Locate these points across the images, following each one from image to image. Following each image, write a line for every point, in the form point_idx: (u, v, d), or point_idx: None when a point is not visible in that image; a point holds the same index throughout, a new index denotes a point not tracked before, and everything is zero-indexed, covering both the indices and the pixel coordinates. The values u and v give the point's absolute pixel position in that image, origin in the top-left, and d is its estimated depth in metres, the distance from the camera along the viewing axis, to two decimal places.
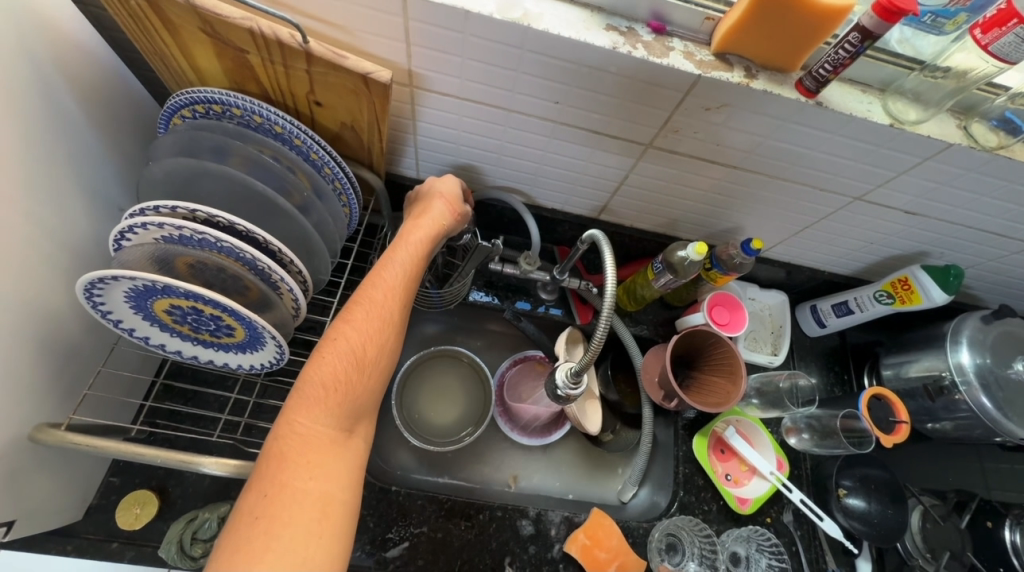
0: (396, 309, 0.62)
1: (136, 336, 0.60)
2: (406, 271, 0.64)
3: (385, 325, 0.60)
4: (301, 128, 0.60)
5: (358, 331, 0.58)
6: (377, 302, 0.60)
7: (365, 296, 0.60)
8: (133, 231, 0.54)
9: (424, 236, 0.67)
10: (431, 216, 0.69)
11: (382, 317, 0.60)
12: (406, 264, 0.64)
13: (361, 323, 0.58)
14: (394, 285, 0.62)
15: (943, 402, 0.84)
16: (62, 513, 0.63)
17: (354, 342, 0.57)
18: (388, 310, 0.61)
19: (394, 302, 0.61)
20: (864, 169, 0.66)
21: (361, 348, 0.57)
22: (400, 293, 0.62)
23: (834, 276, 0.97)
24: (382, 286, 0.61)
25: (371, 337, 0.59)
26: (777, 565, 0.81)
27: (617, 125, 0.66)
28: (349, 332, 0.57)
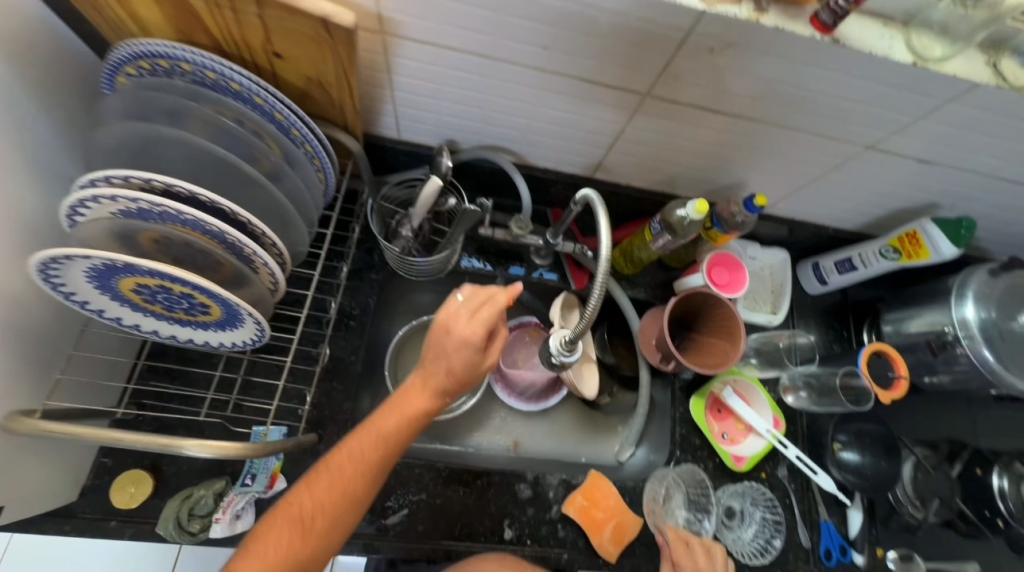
0: (381, 467, 0.55)
1: (106, 317, 0.57)
2: (405, 441, 0.57)
3: (363, 488, 0.54)
4: (262, 85, 0.53)
5: (334, 487, 0.52)
6: (369, 447, 0.54)
7: (359, 439, 0.54)
8: (86, 205, 0.48)
9: (446, 374, 0.58)
10: (452, 351, 0.56)
11: (364, 474, 0.54)
12: (411, 407, 0.57)
13: (339, 475, 0.53)
14: (391, 432, 0.56)
15: (945, 356, 0.83)
16: (55, 496, 0.62)
17: (321, 501, 0.52)
18: (371, 471, 0.54)
19: (385, 450, 0.55)
20: (879, 114, 0.61)
21: (330, 503, 0.52)
22: (391, 458, 0.56)
23: (838, 232, 0.93)
24: (380, 436, 0.55)
25: (341, 497, 0.53)
26: (771, 518, 0.84)
27: (613, 72, 0.60)
28: (324, 486, 0.53)
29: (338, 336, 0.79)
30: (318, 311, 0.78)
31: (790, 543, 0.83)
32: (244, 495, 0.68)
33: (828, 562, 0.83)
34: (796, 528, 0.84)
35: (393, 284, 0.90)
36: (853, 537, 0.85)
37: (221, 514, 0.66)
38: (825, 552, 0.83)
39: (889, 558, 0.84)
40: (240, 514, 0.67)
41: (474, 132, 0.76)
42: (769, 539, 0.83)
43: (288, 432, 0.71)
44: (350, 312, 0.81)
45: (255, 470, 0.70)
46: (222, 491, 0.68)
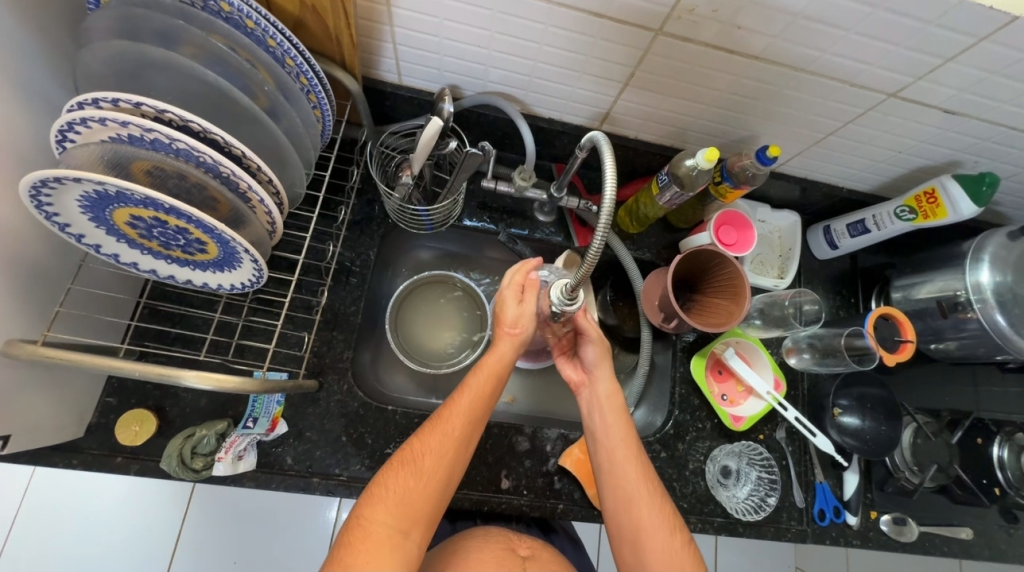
0: (480, 415, 0.61)
1: (103, 253, 0.57)
2: (495, 389, 0.62)
3: (469, 434, 0.60)
4: (252, 6, 0.51)
5: (443, 435, 0.58)
6: (464, 405, 0.60)
7: (457, 394, 0.61)
8: (75, 129, 0.48)
9: (512, 340, 0.64)
10: (512, 314, 0.64)
11: (468, 421, 0.60)
12: (492, 364, 0.63)
13: (446, 425, 0.59)
14: (480, 389, 0.61)
15: (954, 320, 0.81)
16: (62, 430, 0.63)
17: (431, 446, 0.58)
18: (470, 420, 0.60)
19: (475, 406, 0.60)
20: (905, 55, 0.58)
21: (440, 450, 0.58)
22: (487, 406, 0.61)
23: (854, 194, 0.90)
24: (474, 387, 0.61)
25: (448, 442, 0.59)
26: (766, 477, 0.85)
27: (625, 5, 0.57)
28: (432, 434, 0.59)
29: (339, 287, 0.79)
30: (318, 260, 0.78)
31: (784, 503, 0.84)
32: (246, 436, 0.68)
33: (821, 522, 0.84)
34: (791, 488, 0.85)
35: (394, 237, 0.90)
36: (848, 499, 0.85)
37: (222, 453, 0.66)
38: (818, 512, 0.84)
39: (882, 520, 0.86)
40: (243, 454, 0.67)
41: (479, 76, 0.73)
42: (764, 497, 0.83)
43: (289, 376, 0.72)
44: (351, 266, 0.80)
45: (257, 413, 0.71)
46: (223, 432, 0.69)
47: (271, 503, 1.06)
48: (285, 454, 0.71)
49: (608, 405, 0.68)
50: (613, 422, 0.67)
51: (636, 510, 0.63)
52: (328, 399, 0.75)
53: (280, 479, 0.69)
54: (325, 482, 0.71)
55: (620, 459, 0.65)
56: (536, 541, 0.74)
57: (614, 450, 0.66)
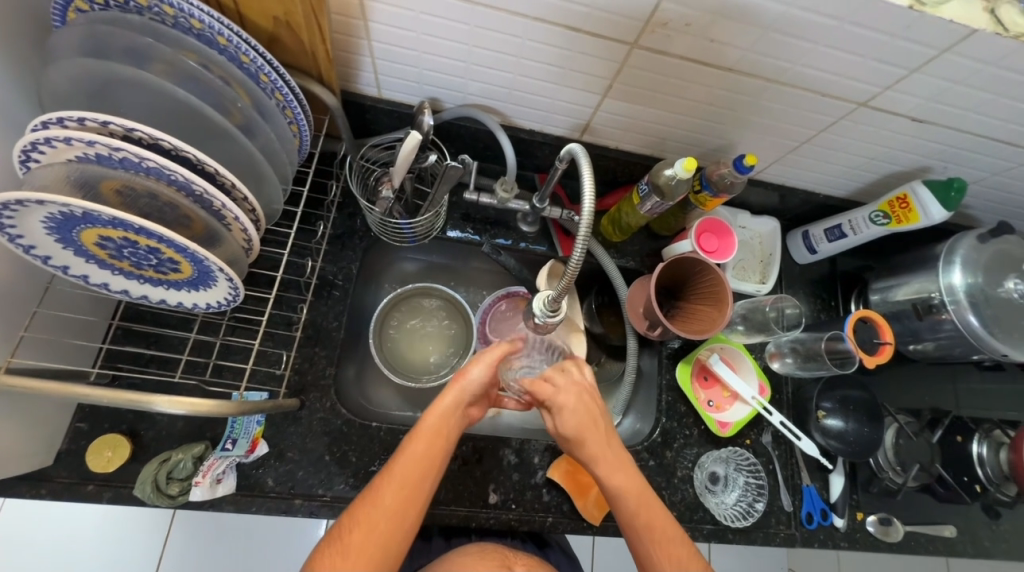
0: (418, 487, 0.55)
1: (72, 275, 0.55)
2: (436, 454, 0.57)
3: (405, 507, 0.54)
4: (225, 23, 0.50)
5: (371, 509, 0.53)
6: (396, 474, 0.55)
7: (393, 460, 0.57)
8: (39, 149, 0.46)
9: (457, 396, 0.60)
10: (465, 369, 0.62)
11: (401, 491, 0.54)
12: (432, 423, 0.58)
13: (377, 496, 0.54)
14: (418, 454, 0.56)
15: (930, 321, 0.83)
16: (28, 459, 0.61)
17: (360, 520, 0.53)
18: (404, 491, 0.55)
19: (409, 474, 0.55)
20: (872, 66, 0.59)
21: (369, 525, 0.53)
22: (426, 474, 0.56)
23: (830, 199, 0.92)
24: (411, 450, 0.57)
25: (379, 516, 0.53)
26: (754, 482, 0.85)
27: (600, 19, 0.57)
28: (362, 508, 0.54)
29: (320, 303, 0.78)
30: (297, 276, 0.77)
31: (773, 507, 0.84)
32: (225, 458, 0.66)
33: (809, 525, 0.85)
34: (778, 492, 0.85)
35: (377, 251, 0.89)
36: (834, 501, 0.86)
37: (200, 477, 0.64)
38: (806, 516, 0.85)
39: (868, 521, 0.87)
40: (221, 477, 0.65)
41: (458, 89, 0.73)
42: (752, 503, 0.84)
43: (269, 396, 0.70)
44: (333, 280, 0.79)
45: (235, 434, 0.68)
46: (200, 455, 0.67)
47: (255, 523, 1.04)
48: (266, 476, 0.69)
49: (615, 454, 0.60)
50: (620, 475, 0.59)
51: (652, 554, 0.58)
52: (310, 417, 0.73)
53: (261, 502, 0.68)
54: (307, 503, 0.69)
55: (634, 507, 0.59)
56: (530, 558, 0.72)
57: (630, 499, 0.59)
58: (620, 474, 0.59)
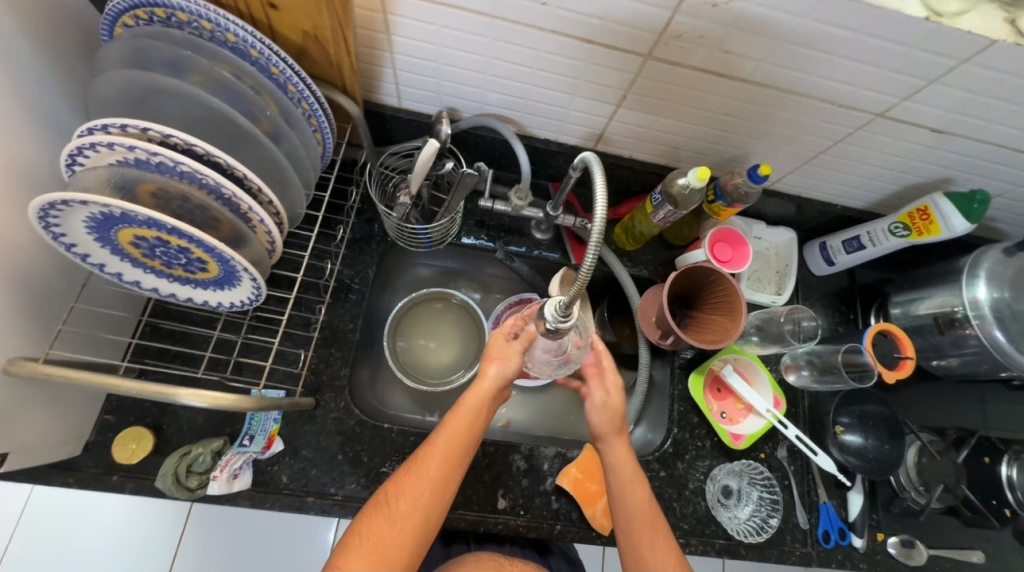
0: (459, 457, 0.59)
1: (108, 273, 0.58)
2: (474, 429, 0.60)
3: (446, 475, 0.58)
4: (257, 37, 0.53)
5: (417, 478, 0.57)
6: (439, 448, 0.58)
7: (435, 433, 0.59)
8: (84, 154, 0.50)
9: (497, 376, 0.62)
10: (497, 350, 0.63)
11: (445, 463, 0.58)
12: (473, 401, 0.60)
13: (421, 467, 0.57)
14: (460, 430, 0.59)
15: (953, 336, 0.80)
16: (58, 448, 0.63)
17: (407, 488, 0.57)
18: (450, 459, 0.58)
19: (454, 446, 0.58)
20: (889, 77, 0.59)
21: (415, 493, 0.56)
22: (466, 446, 0.59)
23: (848, 210, 0.91)
24: (453, 425, 0.59)
25: (424, 483, 0.57)
26: (768, 497, 0.83)
27: (615, 32, 0.59)
28: (408, 475, 0.57)
29: (337, 305, 0.80)
30: (316, 278, 0.79)
31: (788, 525, 0.82)
32: (242, 454, 0.68)
33: (826, 544, 0.82)
34: (794, 509, 0.83)
35: (394, 255, 0.91)
36: (853, 520, 0.84)
37: (219, 471, 0.66)
38: (823, 534, 0.82)
39: (890, 543, 0.84)
40: (238, 473, 0.67)
41: (476, 99, 0.75)
42: (766, 518, 0.82)
43: (286, 394, 0.73)
44: (351, 283, 0.81)
45: (253, 431, 0.71)
46: (219, 450, 0.69)
47: (267, 520, 1.05)
48: (281, 473, 0.71)
49: (624, 468, 0.65)
50: (628, 488, 0.64)
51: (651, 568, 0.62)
52: (325, 416, 0.75)
53: (275, 499, 0.69)
54: (319, 502, 0.70)
55: (639, 521, 0.64)
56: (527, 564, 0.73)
57: (632, 512, 0.64)
58: (625, 488, 0.64)
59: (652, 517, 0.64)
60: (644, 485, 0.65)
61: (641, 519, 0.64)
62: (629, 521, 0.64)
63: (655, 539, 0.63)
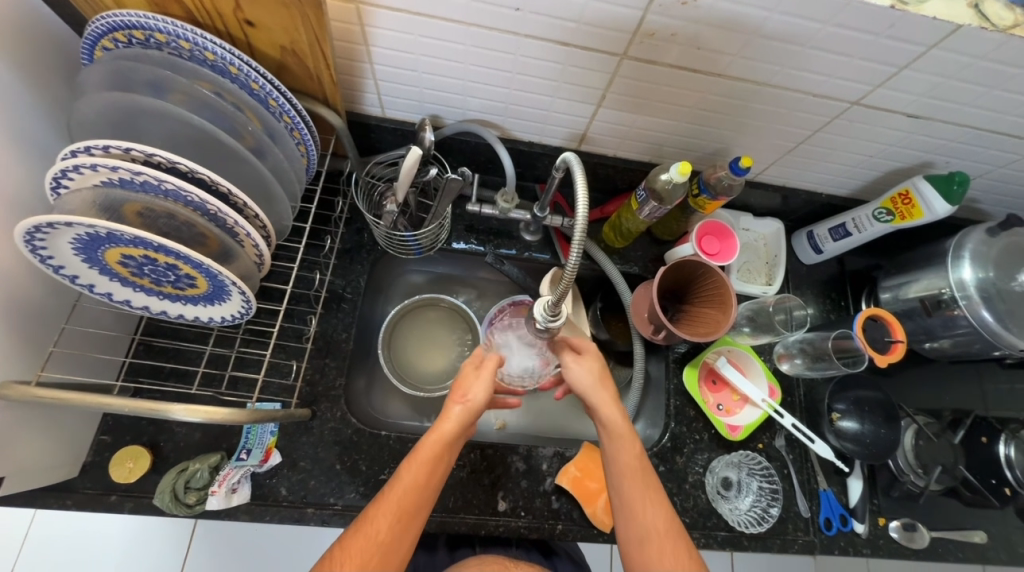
0: (413, 509, 0.57)
1: (97, 293, 0.59)
2: (429, 481, 0.58)
3: (399, 531, 0.56)
4: (237, 54, 0.54)
5: (366, 537, 0.54)
6: (394, 501, 0.56)
7: (389, 485, 0.58)
8: (69, 176, 0.50)
9: (461, 416, 0.61)
10: (465, 386, 0.63)
11: (396, 518, 0.56)
12: (432, 449, 0.59)
13: (370, 524, 0.55)
14: (416, 482, 0.57)
15: (942, 317, 0.81)
16: (56, 470, 0.64)
17: (355, 548, 0.53)
18: (405, 512, 0.56)
19: (410, 498, 0.57)
20: (860, 65, 0.60)
21: (364, 554, 0.53)
22: (421, 499, 0.58)
23: (833, 198, 0.92)
24: (405, 478, 0.57)
25: (372, 544, 0.54)
26: (767, 487, 0.84)
27: (589, 33, 0.60)
28: (378, 512, 0.56)
29: (330, 315, 0.80)
30: (308, 289, 0.80)
31: (789, 514, 0.82)
32: (240, 468, 0.68)
33: (828, 531, 0.82)
34: (794, 498, 0.83)
35: (385, 264, 0.91)
36: (853, 506, 0.84)
37: (216, 487, 0.66)
38: (824, 522, 0.83)
39: (891, 527, 0.84)
40: (236, 487, 0.68)
41: (458, 105, 0.76)
42: (767, 508, 0.82)
43: (282, 406, 0.72)
44: (343, 293, 0.82)
45: (250, 444, 0.70)
46: (217, 465, 0.69)
47: (270, 534, 1.05)
48: (279, 485, 0.71)
49: (616, 423, 0.64)
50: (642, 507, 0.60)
51: (645, 534, 0.59)
52: (322, 427, 0.75)
53: (274, 511, 0.69)
54: (319, 512, 0.70)
55: (627, 467, 0.62)
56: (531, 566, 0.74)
57: (624, 468, 0.62)
58: (618, 443, 0.63)
59: (644, 477, 0.62)
60: (638, 445, 0.63)
61: (632, 478, 0.62)
62: (622, 479, 0.62)
63: (647, 497, 0.61)
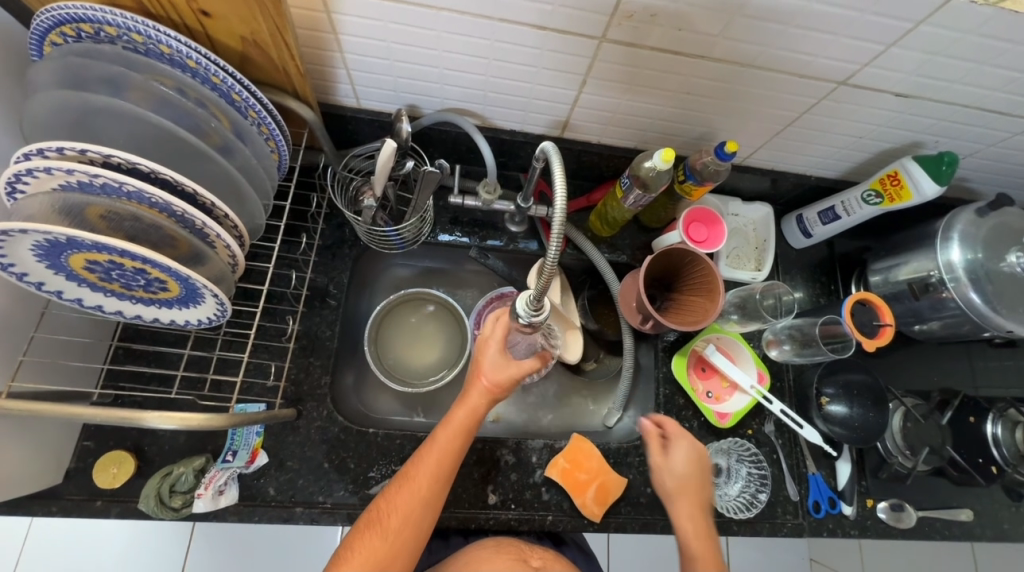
0: (446, 471, 0.61)
1: (66, 299, 0.57)
2: (461, 444, 0.62)
3: (436, 489, 0.60)
4: (194, 47, 0.51)
5: (409, 491, 0.59)
6: (431, 465, 0.60)
7: (425, 447, 0.62)
8: (23, 180, 0.48)
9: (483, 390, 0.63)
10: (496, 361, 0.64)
11: (434, 476, 0.60)
12: (464, 417, 0.63)
13: (412, 483, 0.59)
14: (449, 448, 0.61)
15: (930, 300, 0.80)
16: (37, 478, 0.63)
17: (397, 503, 0.58)
18: (440, 472, 0.60)
19: (446, 462, 0.61)
20: (846, 44, 0.58)
21: (406, 508, 0.58)
22: (453, 462, 0.62)
23: (822, 181, 0.90)
24: (440, 442, 0.61)
25: (414, 499, 0.58)
26: (756, 473, 0.84)
27: (566, 15, 0.57)
28: (400, 492, 0.59)
29: (313, 313, 0.79)
30: (290, 288, 0.78)
31: (778, 498, 0.83)
32: (225, 470, 0.68)
33: (816, 514, 0.83)
34: (784, 482, 0.84)
35: (368, 258, 0.90)
36: (842, 488, 0.84)
37: (203, 489, 0.66)
38: (813, 505, 0.83)
39: (879, 508, 0.85)
40: (223, 489, 0.67)
41: (437, 94, 0.73)
42: (755, 494, 0.83)
43: (266, 407, 0.72)
44: (327, 290, 0.81)
45: (235, 446, 0.70)
46: (202, 468, 0.68)
47: (265, 531, 1.05)
48: (267, 485, 0.70)
49: (695, 541, 0.64)
50: None
51: None
52: (308, 426, 0.74)
53: (263, 511, 0.69)
54: (308, 511, 0.70)
55: None
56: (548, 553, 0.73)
57: None
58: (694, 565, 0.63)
59: None
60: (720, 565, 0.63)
61: None
62: None
63: None
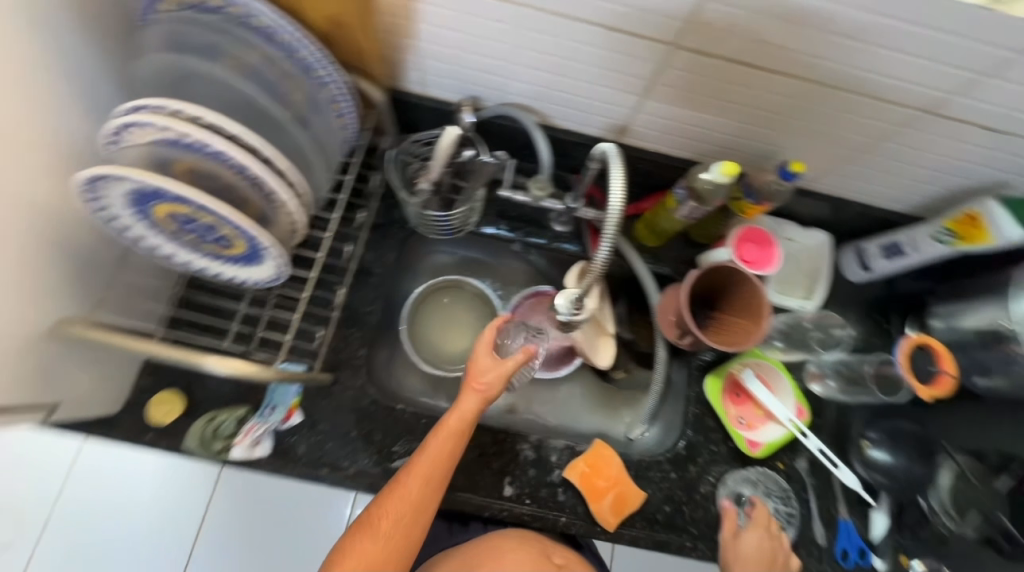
0: (436, 477, 0.62)
1: (144, 244, 0.62)
2: (454, 450, 0.64)
3: (426, 495, 0.62)
4: (288, 24, 0.55)
5: (400, 496, 0.60)
6: (421, 472, 0.62)
7: (416, 456, 0.63)
8: (123, 130, 0.53)
9: (477, 396, 0.65)
10: (490, 369, 0.66)
11: (425, 483, 0.61)
12: (456, 422, 0.64)
13: (403, 489, 0.61)
14: (439, 455, 0.63)
15: (999, 353, 0.77)
16: (99, 404, 0.69)
17: (389, 508, 0.60)
18: (430, 479, 0.62)
19: (435, 471, 0.62)
20: (934, 69, 0.56)
21: (398, 512, 0.60)
22: (444, 468, 0.63)
23: (888, 213, 0.86)
24: (432, 449, 0.63)
25: (405, 503, 0.60)
26: (783, 509, 0.80)
27: (641, 18, 0.58)
28: (391, 498, 0.61)
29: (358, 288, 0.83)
30: (340, 261, 0.82)
31: (803, 538, 0.79)
32: (263, 423, 0.72)
33: (844, 562, 0.78)
34: (811, 522, 0.80)
35: (414, 241, 0.92)
36: (875, 540, 0.80)
37: (242, 438, 0.71)
38: (841, 552, 0.79)
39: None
40: (258, 441, 0.71)
41: (501, 89, 0.75)
42: None
43: (306, 369, 0.76)
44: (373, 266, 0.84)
45: (275, 402, 0.74)
46: (242, 418, 0.74)
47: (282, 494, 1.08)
48: (299, 443, 0.74)
49: None
50: None
51: None
52: (342, 392, 0.78)
53: (291, 468, 0.72)
54: (333, 474, 0.73)
55: None
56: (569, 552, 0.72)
57: None
58: None
59: None
60: None
61: None
62: None
63: None
